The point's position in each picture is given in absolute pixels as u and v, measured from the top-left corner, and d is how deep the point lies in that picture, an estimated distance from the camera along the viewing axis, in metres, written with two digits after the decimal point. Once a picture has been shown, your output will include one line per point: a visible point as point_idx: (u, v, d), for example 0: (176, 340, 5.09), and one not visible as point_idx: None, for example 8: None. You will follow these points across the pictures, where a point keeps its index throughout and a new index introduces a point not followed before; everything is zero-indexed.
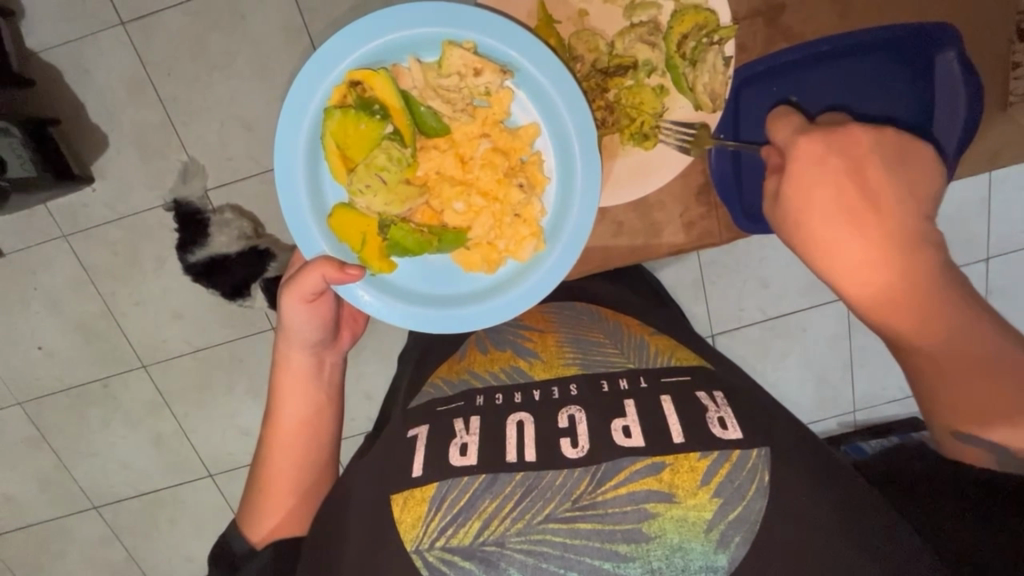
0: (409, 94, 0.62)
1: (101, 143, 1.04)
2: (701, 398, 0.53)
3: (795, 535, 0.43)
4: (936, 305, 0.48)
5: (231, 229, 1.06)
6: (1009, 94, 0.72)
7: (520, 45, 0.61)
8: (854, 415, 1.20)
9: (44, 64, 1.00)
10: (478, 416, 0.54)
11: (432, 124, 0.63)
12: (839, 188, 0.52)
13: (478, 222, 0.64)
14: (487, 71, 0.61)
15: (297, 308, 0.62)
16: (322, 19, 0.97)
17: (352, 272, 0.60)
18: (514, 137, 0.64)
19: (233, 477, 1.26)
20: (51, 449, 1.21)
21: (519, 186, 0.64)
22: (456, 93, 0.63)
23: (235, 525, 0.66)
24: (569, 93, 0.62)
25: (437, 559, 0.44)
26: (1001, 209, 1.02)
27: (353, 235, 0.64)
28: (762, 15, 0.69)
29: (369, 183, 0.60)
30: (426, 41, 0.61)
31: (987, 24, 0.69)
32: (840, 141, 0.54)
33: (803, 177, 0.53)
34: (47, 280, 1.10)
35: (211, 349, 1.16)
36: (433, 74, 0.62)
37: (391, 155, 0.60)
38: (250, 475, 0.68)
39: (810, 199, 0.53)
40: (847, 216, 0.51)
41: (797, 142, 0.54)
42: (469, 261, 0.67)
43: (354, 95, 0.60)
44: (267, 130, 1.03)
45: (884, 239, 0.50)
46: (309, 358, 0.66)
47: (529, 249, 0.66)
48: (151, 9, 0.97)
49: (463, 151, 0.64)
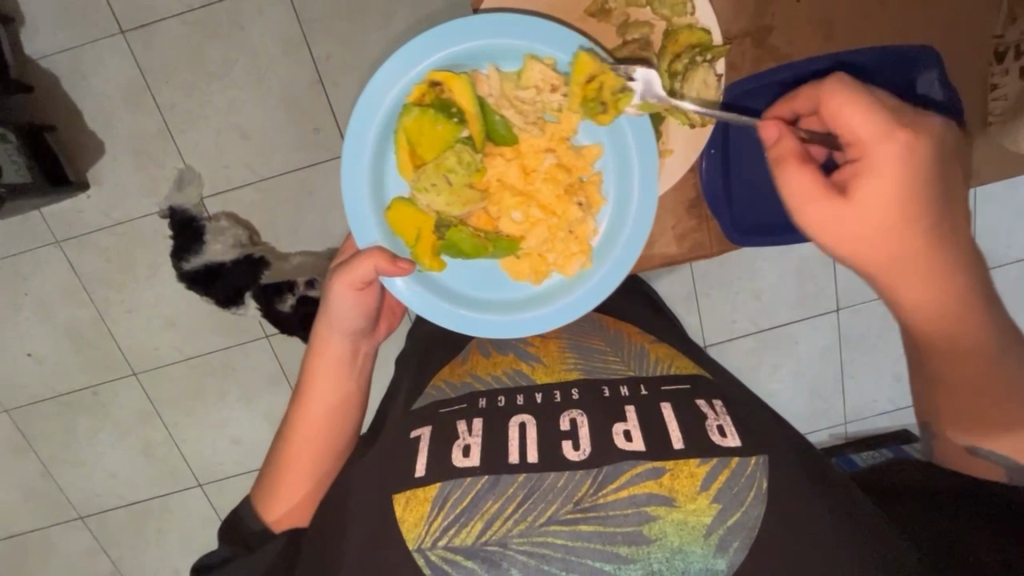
0: (485, 100, 0.62)
1: (96, 150, 1.04)
2: (700, 406, 0.53)
3: (792, 546, 0.43)
4: (986, 332, 0.51)
5: (226, 237, 1.06)
6: (988, 114, 0.75)
7: (604, 71, 0.62)
8: (845, 426, 1.21)
9: (42, 71, 1.00)
10: (481, 418, 0.54)
11: (502, 133, 0.63)
12: (921, 203, 0.49)
13: (533, 233, 0.65)
14: (564, 88, 0.62)
15: (346, 295, 0.62)
16: (322, 32, 0.99)
17: (404, 265, 0.61)
18: (578, 155, 0.65)
19: (223, 486, 1.25)
20: (38, 458, 1.20)
21: (578, 204, 0.65)
22: (530, 106, 0.64)
23: (250, 500, 0.66)
24: (633, 116, 0.63)
25: (440, 558, 0.45)
26: (985, 224, 1.04)
27: (408, 230, 0.64)
28: (751, 35, 0.71)
29: (435, 183, 0.61)
30: (508, 52, 0.62)
31: (969, 48, 0.72)
32: (929, 138, 0.49)
33: (886, 193, 0.49)
34: (39, 286, 1.09)
35: (203, 357, 1.15)
36: (511, 85, 0.63)
37: (462, 158, 0.60)
38: (269, 453, 0.68)
39: (889, 211, 0.49)
40: (922, 238, 0.50)
41: (895, 146, 0.48)
42: (518, 270, 0.67)
43: (432, 95, 0.61)
44: (265, 139, 1.04)
45: (940, 260, 0.50)
46: (346, 344, 0.66)
47: (576, 266, 0.67)
48: (150, 19, 0.98)
49: (527, 163, 0.64)
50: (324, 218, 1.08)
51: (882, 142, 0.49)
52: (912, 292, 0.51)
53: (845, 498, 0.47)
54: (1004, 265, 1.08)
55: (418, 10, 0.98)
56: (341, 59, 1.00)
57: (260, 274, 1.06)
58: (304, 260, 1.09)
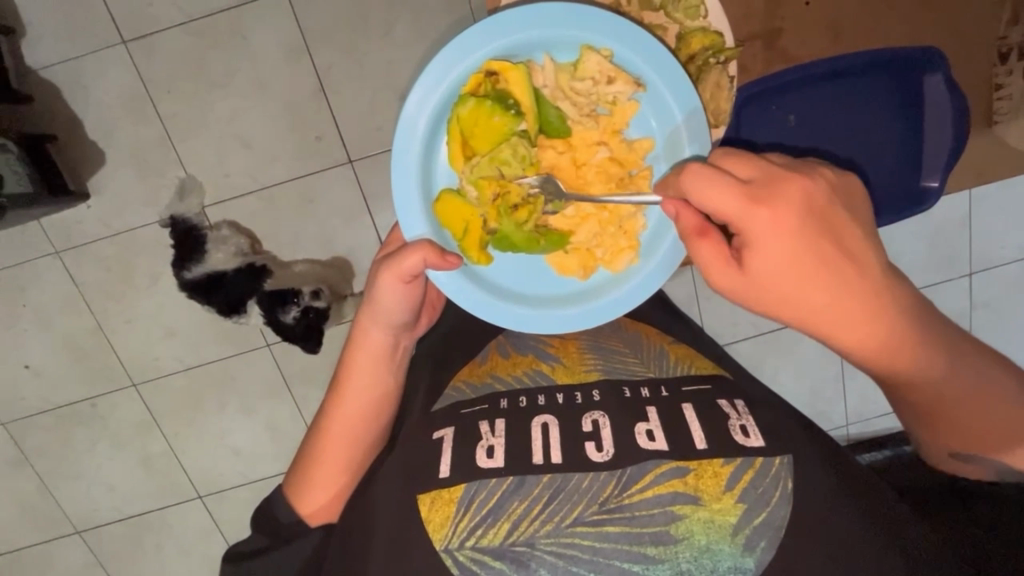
0: (540, 91, 0.63)
1: (97, 159, 1.04)
2: (723, 406, 0.53)
3: (820, 545, 0.44)
4: (929, 370, 0.46)
5: (228, 245, 1.04)
6: (993, 113, 0.76)
7: (659, 64, 0.63)
8: (848, 428, 1.21)
9: (43, 81, 1.00)
10: (503, 418, 0.54)
11: (556, 124, 0.65)
12: (825, 262, 0.42)
13: (583, 227, 0.67)
14: (620, 81, 0.63)
15: (394, 287, 0.61)
16: (324, 40, 0.99)
17: (451, 259, 0.61)
18: (630, 149, 0.66)
19: (223, 497, 1.23)
20: (36, 472, 1.18)
21: (630, 198, 0.66)
22: (585, 97, 0.64)
23: (282, 491, 0.66)
24: (686, 110, 0.64)
25: (468, 558, 0.45)
26: (983, 225, 1.05)
27: (456, 223, 0.64)
28: (761, 38, 0.72)
29: (489, 175, 0.63)
30: (563, 43, 0.62)
31: (971, 50, 0.73)
32: (796, 200, 0.42)
33: (778, 264, 0.43)
34: (37, 297, 1.08)
35: (205, 367, 1.14)
36: (566, 76, 0.64)
37: (518, 151, 0.62)
38: (301, 445, 0.67)
39: (791, 278, 0.43)
40: (851, 289, 0.43)
41: (762, 220, 0.42)
42: (565, 265, 0.68)
43: (488, 85, 0.61)
44: (267, 147, 1.04)
45: (876, 306, 0.43)
46: (388, 338, 0.64)
47: (624, 262, 0.68)
48: (152, 29, 0.99)
49: (579, 156, 0.65)
50: (327, 225, 1.08)
51: (753, 217, 0.42)
52: (847, 344, 0.45)
53: (871, 495, 0.48)
54: (1002, 265, 1.08)
55: (419, 18, 0.99)
56: (342, 67, 1.01)
57: (264, 281, 1.04)
58: (308, 267, 1.08)
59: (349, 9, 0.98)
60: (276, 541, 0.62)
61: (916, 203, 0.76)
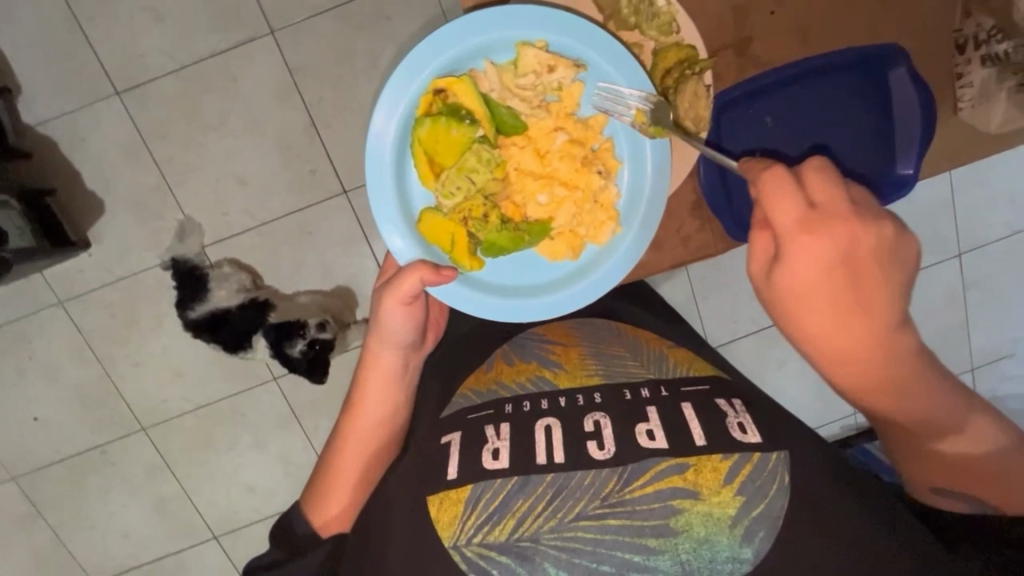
0: (488, 96, 0.65)
1: (97, 209, 1.06)
2: (720, 405, 0.55)
3: (813, 524, 0.46)
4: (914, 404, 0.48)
5: (230, 282, 1.06)
6: (958, 100, 0.79)
7: (593, 43, 0.64)
8: (856, 416, 1.23)
9: (40, 137, 1.03)
10: (506, 422, 0.55)
11: (512, 123, 0.67)
12: (839, 300, 0.44)
13: (561, 211, 0.68)
14: (560, 67, 0.65)
15: (396, 309, 0.63)
16: (313, 77, 1.02)
17: (446, 272, 0.62)
18: (586, 127, 0.68)
19: (240, 536, 1.23)
20: (49, 525, 1.17)
21: (599, 172, 0.68)
22: (532, 91, 0.66)
23: (298, 505, 0.67)
24: (634, 81, 0.66)
25: (476, 554, 0.47)
26: (965, 204, 1.08)
27: (442, 237, 0.67)
28: (732, 47, 0.75)
29: (461, 185, 0.65)
30: (497, 43, 0.64)
31: (933, 42, 0.76)
32: (843, 239, 0.43)
33: (796, 288, 0.44)
34: (44, 349, 1.09)
35: (213, 405, 1.15)
36: (510, 76, 0.65)
37: (482, 157, 0.65)
38: (317, 460, 0.69)
39: (804, 303, 0.45)
40: (849, 330, 0.45)
41: (796, 247, 0.43)
42: (554, 250, 0.70)
43: (438, 102, 0.64)
44: (263, 183, 1.06)
45: (873, 347, 0.45)
46: (397, 359, 0.66)
47: (608, 232, 0.70)
48: (144, 78, 1.02)
49: (541, 146, 0.67)
50: (327, 255, 1.10)
51: (794, 241, 0.43)
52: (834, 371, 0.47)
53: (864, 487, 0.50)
54: (989, 243, 1.11)
55: (403, 48, 1.02)
56: (331, 100, 1.04)
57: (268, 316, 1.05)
58: (310, 298, 1.09)
59: (336, 45, 1.01)
60: (291, 551, 0.63)
61: (893, 191, 0.78)
